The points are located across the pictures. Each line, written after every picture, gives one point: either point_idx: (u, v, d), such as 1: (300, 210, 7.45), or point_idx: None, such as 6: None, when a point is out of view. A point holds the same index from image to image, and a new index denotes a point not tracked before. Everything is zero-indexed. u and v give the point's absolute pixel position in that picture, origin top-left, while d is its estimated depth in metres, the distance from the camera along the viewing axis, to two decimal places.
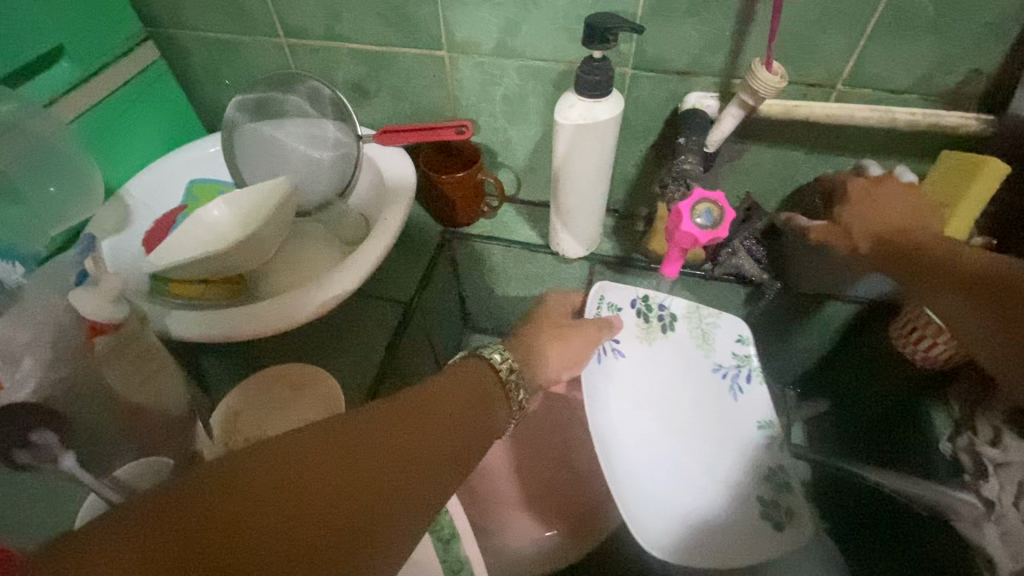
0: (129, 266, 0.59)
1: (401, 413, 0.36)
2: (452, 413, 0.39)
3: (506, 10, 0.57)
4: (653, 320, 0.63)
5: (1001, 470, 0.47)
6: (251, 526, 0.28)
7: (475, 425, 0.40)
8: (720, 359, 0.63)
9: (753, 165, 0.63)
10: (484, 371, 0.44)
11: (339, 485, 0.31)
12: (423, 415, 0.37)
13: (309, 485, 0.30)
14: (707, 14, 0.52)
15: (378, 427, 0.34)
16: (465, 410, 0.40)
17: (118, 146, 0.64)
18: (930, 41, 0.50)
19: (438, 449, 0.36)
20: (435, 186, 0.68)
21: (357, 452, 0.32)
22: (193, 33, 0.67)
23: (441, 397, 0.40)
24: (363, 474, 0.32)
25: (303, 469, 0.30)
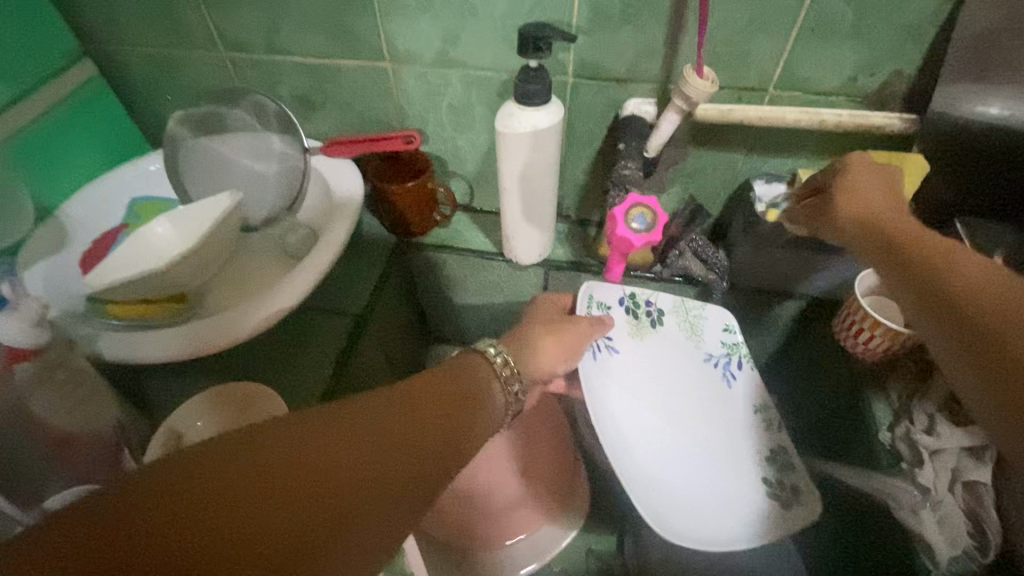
0: (65, 288, 0.57)
1: (396, 403, 0.36)
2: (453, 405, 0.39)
3: (445, 21, 0.57)
4: (642, 316, 0.62)
5: (936, 458, 0.48)
6: (244, 503, 0.28)
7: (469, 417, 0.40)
8: (710, 349, 0.63)
9: (697, 167, 0.65)
10: (485, 364, 0.45)
11: (329, 469, 0.31)
12: (425, 405, 0.38)
13: (300, 470, 0.30)
14: (640, 22, 0.54)
15: (383, 413, 0.35)
16: (460, 402, 0.40)
17: (55, 166, 0.63)
18: (852, 44, 0.52)
19: (440, 439, 0.36)
20: (385, 198, 0.67)
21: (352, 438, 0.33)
22: (131, 49, 0.66)
23: (438, 390, 0.40)
24: (367, 461, 0.32)
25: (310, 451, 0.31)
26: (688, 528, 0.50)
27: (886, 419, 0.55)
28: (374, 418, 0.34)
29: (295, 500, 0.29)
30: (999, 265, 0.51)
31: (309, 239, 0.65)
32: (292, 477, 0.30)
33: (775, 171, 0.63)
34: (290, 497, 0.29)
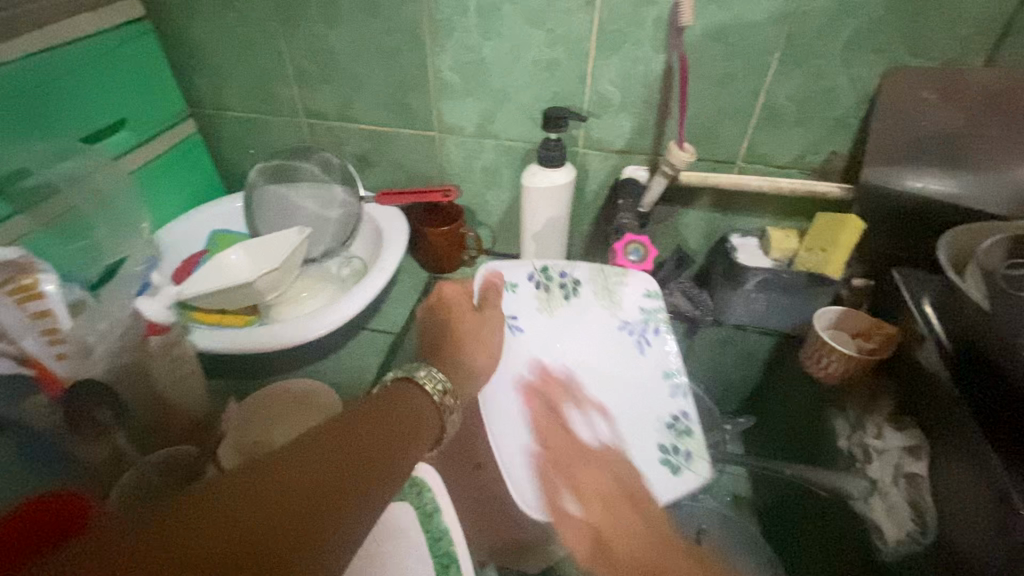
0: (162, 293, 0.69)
1: (315, 441, 0.40)
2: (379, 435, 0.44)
3: (485, 103, 0.74)
4: (555, 288, 0.71)
5: (882, 456, 0.60)
6: (192, 561, 0.30)
7: (403, 448, 0.44)
8: (630, 317, 0.70)
9: (683, 223, 0.79)
10: (405, 397, 0.49)
11: (274, 517, 0.33)
12: (357, 434, 0.42)
13: (241, 525, 0.32)
14: (636, 109, 0.70)
15: (311, 458, 0.38)
16: (387, 435, 0.44)
17: (156, 198, 0.77)
18: (798, 130, 0.68)
19: (365, 459, 0.41)
20: (424, 238, 0.81)
21: (285, 488, 0.35)
22: (227, 113, 0.82)
23: (357, 423, 0.44)
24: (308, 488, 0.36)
25: (253, 488, 0.34)
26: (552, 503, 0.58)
27: (845, 431, 0.67)
28: (303, 462, 0.37)
29: (242, 553, 0.31)
30: (924, 304, 0.63)
31: (359, 270, 0.78)
32: (239, 507, 0.33)
33: (744, 227, 0.78)
34: (236, 550, 0.31)
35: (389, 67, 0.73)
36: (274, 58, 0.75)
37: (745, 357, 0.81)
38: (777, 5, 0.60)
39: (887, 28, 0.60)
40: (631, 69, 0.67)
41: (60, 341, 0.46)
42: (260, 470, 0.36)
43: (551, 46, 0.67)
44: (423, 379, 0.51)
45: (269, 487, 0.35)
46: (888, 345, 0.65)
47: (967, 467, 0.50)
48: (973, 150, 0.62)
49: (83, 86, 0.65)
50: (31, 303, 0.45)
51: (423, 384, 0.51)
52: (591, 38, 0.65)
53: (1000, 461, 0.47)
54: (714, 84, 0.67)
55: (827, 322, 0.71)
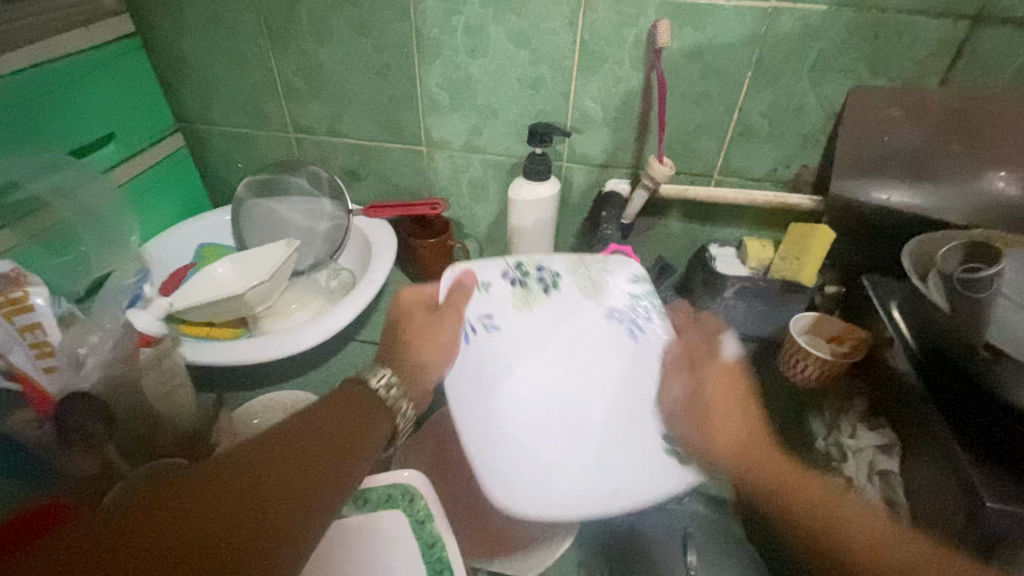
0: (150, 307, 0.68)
1: (256, 451, 0.40)
2: (326, 446, 0.42)
3: (471, 119, 0.76)
4: (533, 284, 0.68)
5: (857, 454, 0.62)
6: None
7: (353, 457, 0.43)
8: (614, 303, 0.68)
9: (663, 234, 0.82)
10: (351, 401, 0.47)
11: (202, 537, 0.34)
12: (298, 445, 0.42)
13: (174, 541, 0.33)
14: (617, 125, 0.73)
15: (248, 468, 0.38)
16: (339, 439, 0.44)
17: (143, 211, 0.77)
18: (770, 145, 0.72)
19: (306, 467, 0.40)
20: (412, 250, 0.82)
21: (217, 504, 0.36)
22: (215, 128, 0.83)
23: (313, 426, 0.44)
24: (236, 499, 0.36)
25: (182, 498, 0.35)
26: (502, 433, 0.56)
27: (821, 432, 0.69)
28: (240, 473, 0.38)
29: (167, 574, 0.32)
30: (891, 308, 0.66)
31: (348, 282, 0.79)
32: (170, 514, 0.34)
33: (722, 237, 0.81)
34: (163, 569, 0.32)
35: (377, 84, 0.75)
36: (264, 75, 0.77)
37: None
38: (748, 28, 0.63)
39: (850, 50, 0.64)
40: (612, 87, 0.70)
41: (48, 355, 0.48)
42: (197, 480, 0.37)
43: (536, 65, 0.70)
44: (372, 382, 0.50)
45: (196, 500, 0.36)
46: (860, 350, 0.68)
47: (938, 464, 0.52)
48: (934, 164, 0.66)
49: (73, 100, 0.65)
50: (19, 316, 0.47)
51: (370, 384, 0.49)
52: (574, 58, 0.68)
53: (969, 458, 0.49)
54: (690, 101, 0.70)
55: (803, 328, 0.74)
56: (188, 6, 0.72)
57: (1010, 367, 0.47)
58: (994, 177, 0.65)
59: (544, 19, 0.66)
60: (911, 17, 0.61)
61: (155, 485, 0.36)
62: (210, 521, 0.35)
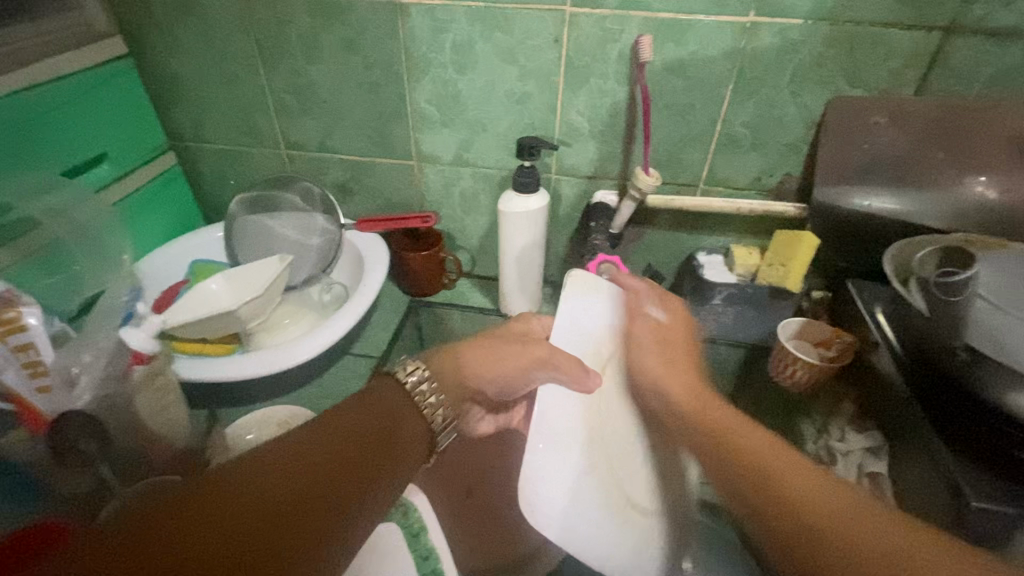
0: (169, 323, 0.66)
1: (308, 436, 0.43)
2: (372, 446, 0.45)
3: (461, 134, 0.77)
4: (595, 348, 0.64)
5: (846, 458, 0.64)
6: (200, 544, 0.34)
7: (399, 443, 0.46)
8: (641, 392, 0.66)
9: (652, 243, 0.84)
10: (397, 400, 0.49)
11: (275, 507, 0.38)
12: (346, 440, 0.44)
13: (250, 514, 0.37)
14: (603, 138, 0.74)
15: (306, 451, 0.41)
16: (381, 428, 0.46)
17: (136, 228, 0.77)
18: (753, 154, 0.74)
19: (360, 462, 0.43)
20: (405, 264, 0.83)
21: (283, 477, 0.39)
22: (208, 146, 0.84)
23: (356, 416, 0.46)
24: (301, 491, 0.39)
25: (247, 487, 0.38)
26: (555, 525, 0.49)
27: (812, 435, 0.72)
28: (298, 453, 0.41)
29: (251, 539, 0.36)
30: (877, 313, 0.68)
31: (342, 295, 0.80)
32: (240, 504, 0.37)
33: (709, 245, 0.83)
34: (247, 535, 0.36)
35: (367, 101, 0.76)
36: (256, 94, 0.78)
37: (717, 369, 0.84)
38: (729, 42, 0.65)
39: (827, 62, 0.66)
40: (598, 101, 0.71)
41: (40, 374, 0.47)
42: (259, 467, 0.39)
43: (523, 80, 0.71)
44: (400, 376, 0.51)
45: (261, 490, 0.38)
46: (847, 353, 0.69)
47: (923, 467, 0.53)
48: (918, 170, 0.67)
49: (67, 121, 0.66)
50: (11, 336, 0.47)
51: (398, 377, 0.50)
52: (560, 73, 0.70)
53: (952, 460, 0.50)
54: (675, 113, 0.71)
55: (792, 333, 0.75)
56: (180, 28, 0.73)
57: (991, 369, 0.48)
58: (974, 182, 0.66)
59: (530, 36, 0.68)
60: (886, 30, 0.63)
61: (220, 477, 0.38)
62: (277, 510, 0.38)
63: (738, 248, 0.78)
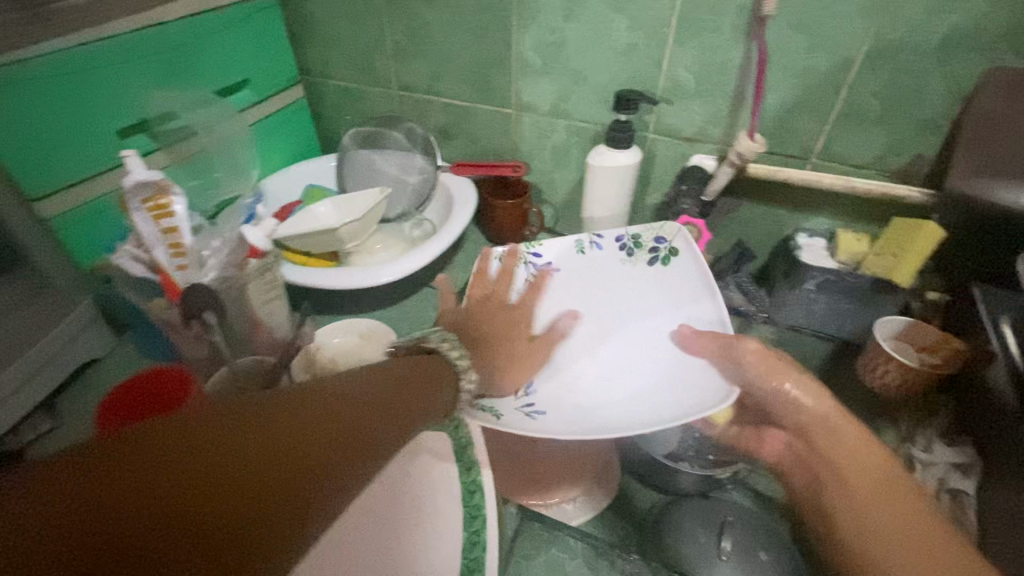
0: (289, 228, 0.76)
1: (279, 404, 0.32)
2: (370, 404, 0.36)
3: (561, 84, 0.78)
4: (644, 249, 0.72)
5: (927, 468, 0.59)
6: None
7: (400, 420, 0.37)
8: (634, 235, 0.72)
9: (746, 217, 0.79)
10: (410, 371, 0.42)
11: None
12: (331, 401, 0.34)
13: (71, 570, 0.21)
14: (708, 97, 0.71)
15: (264, 423, 0.30)
16: (385, 403, 0.37)
17: (267, 151, 0.88)
18: (880, 128, 0.66)
19: (360, 420, 0.34)
20: (491, 210, 0.86)
21: (206, 476, 0.26)
22: (331, 81, 0.92)
23: (356, 387, 0.36)
24: (278, 455, 0.29)
25: (219, 424, 0.28)
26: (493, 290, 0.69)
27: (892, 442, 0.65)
28: (247, 422, 0.29)
29: None
30: (1002, 323, 0.57)
31: (429, 232, 0.85)
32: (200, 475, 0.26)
33: (813, 225, 0.76)
34: None
35: (476, 45, 0.79)
36: (377, 33, 0.83)
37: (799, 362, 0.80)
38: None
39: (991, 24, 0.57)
40: (709, 57, 0.68)
41: (181, 254, 0.58)
42: (200, 422, 0.29)
43: (630, 31, 0.69)
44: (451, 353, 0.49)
45: (270, 424, 0.30)
46: (952, 361, 0.62)
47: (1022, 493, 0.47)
48: None
49: (222, 48, 0.76)
50: (162, 219, 0.57)
51: (449, 356, 0.49)
52: (671, 25, 0.67)
53: None
54: (793, 76, 0.66)
55: (890, 333, 0.69)
56: None
57: None
58: None
59: None
60: None
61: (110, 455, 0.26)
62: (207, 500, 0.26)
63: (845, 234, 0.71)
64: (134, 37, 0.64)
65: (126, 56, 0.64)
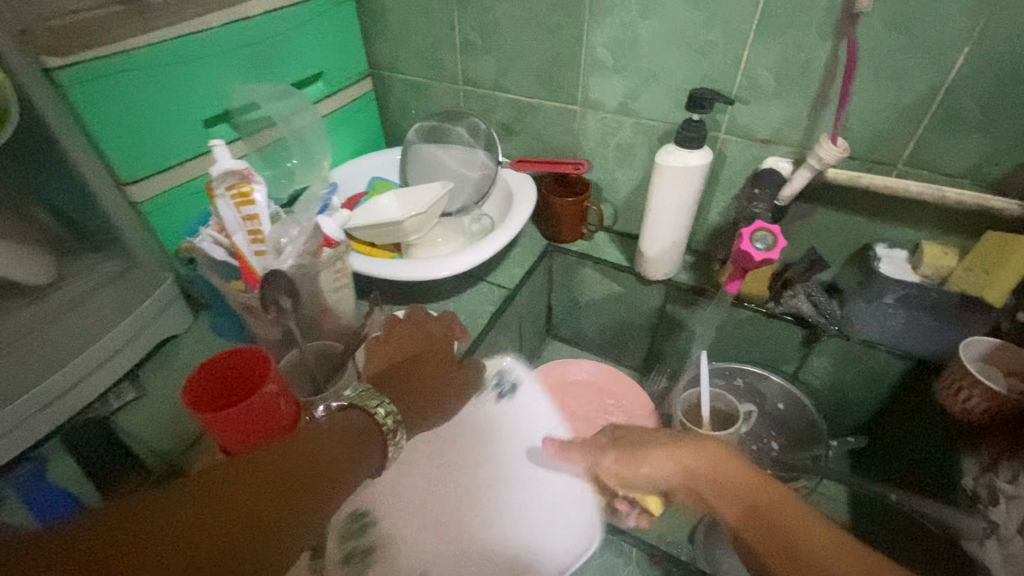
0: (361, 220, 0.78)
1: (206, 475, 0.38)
2: (302, 458, 0.42)
3: (631, 82, 0.76)
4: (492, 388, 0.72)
5: (1012, 501, 0.55)
6: None
7: (343, 458, 0.44)
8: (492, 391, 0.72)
9: (822, 224, 0.75)
10: (357, 430, 0.47)
11: None
12: (269, 468, 0.40)
13: None
14: (788, 98, 0.68)
15: (205, 487, 0.37)
16: (330, 449, 0.44)
17: (336, 142, 0.91)
18: (979, 135, 0.62)
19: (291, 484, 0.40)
20: (551, 207, 0.86)
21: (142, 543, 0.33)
22: (399, 75, 0.93)
23: (297, 450, 0.42)
24: (214, 518, 0.36)
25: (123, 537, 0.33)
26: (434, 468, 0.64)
27: (972, 471, 0.61)
28: (187, 501, 0.36)
29: None
30: None
31: (488, 228, 0.86)
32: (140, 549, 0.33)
33: (894, 236, 0.72)
34: None
35: (545, 41, 0.78)
36: (447, 28, 0.84)
37: (869, 378, 0.76)
38: None
39: None
40: (792, 56, 0.65)
41: (259, 241, 0.61)
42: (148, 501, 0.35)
43: (708, 29, 0.67)
44: (387, 424, 0.48)
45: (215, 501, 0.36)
46: None
47: None
48: None
49: (301, 42, 0.79)
50: (246, 206, 0.60)
51: (372, 412, 0.48)
52: (754, 22, 0.64)
53: None
54: (884, 77, 0.62)
55: (977, 355, 0.65)
56: None
57: None
58: None
59: None
60: None
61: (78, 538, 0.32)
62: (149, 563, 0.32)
63: (930, 246, 0.67)
64: (226, 31, 0.67)
65: (216, 49, 0.67)
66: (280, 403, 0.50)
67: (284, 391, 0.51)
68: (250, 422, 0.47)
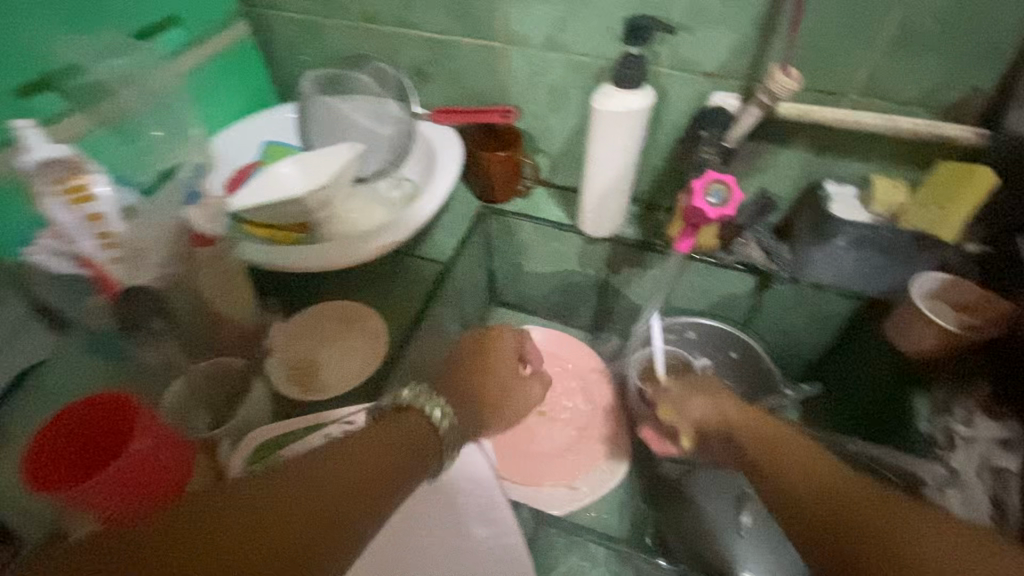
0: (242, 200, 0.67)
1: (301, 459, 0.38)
2: (375, 460, 0.40)
3: (556, 11, 0.65)
4: None
5: (969, 445, 0.56)
6: None
7: (413, 463, 0.43)
8: None
9: (771, 164, 0.70)
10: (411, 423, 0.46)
11: None
12: (347, 463, 0.39)
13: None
14: (733, 23, 0.60)
15: (300, 467, 0.37)
16: (410, 447, 0.44)
17: (212, 102, 0.75)
18: (934, 56, 0.56)
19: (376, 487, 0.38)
20: (480, 164, 0.76)
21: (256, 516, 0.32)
22: (280, 13, 0.77)
23: (371, 443, 0.42)
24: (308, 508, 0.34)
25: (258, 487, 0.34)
26: None
27: (925, 412, 0.61)
28: (287, 485, 0.35)
29: None
30: None
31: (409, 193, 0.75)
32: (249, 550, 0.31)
33: (844, 172, 0.67)
34: None
35: None
36: None
37: (819, 321, 0.74)
38: None
39: None
40: None
41: (113, 246, 0.48)
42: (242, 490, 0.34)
43: None
44: (436, 418, 0.46)
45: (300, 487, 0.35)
46: (995, 325, 0.58)
47: None
48: None
49: None
50: (83, 205, 0.46)
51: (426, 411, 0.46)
52: None
53: None
54: None
55: (927, 292, 0.63)
56: None
57: None
58: None
59: None
60: None
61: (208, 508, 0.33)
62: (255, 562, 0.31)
63: (881, 180, 0.64)
64: None
65: None
66: (158, 456, 0.40)
67: (166, 438, 0.42)
68: (136, 482, 0.39)
